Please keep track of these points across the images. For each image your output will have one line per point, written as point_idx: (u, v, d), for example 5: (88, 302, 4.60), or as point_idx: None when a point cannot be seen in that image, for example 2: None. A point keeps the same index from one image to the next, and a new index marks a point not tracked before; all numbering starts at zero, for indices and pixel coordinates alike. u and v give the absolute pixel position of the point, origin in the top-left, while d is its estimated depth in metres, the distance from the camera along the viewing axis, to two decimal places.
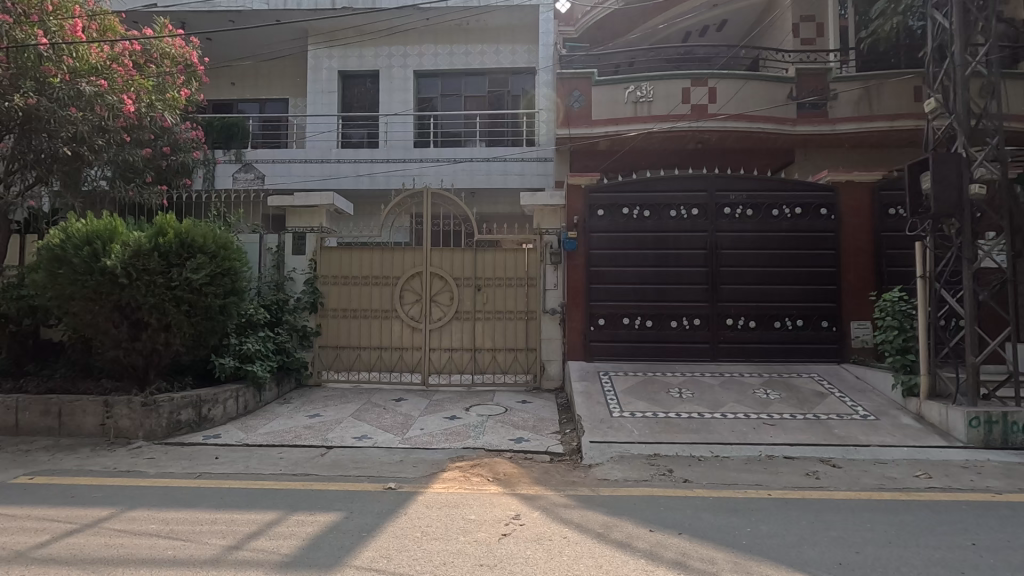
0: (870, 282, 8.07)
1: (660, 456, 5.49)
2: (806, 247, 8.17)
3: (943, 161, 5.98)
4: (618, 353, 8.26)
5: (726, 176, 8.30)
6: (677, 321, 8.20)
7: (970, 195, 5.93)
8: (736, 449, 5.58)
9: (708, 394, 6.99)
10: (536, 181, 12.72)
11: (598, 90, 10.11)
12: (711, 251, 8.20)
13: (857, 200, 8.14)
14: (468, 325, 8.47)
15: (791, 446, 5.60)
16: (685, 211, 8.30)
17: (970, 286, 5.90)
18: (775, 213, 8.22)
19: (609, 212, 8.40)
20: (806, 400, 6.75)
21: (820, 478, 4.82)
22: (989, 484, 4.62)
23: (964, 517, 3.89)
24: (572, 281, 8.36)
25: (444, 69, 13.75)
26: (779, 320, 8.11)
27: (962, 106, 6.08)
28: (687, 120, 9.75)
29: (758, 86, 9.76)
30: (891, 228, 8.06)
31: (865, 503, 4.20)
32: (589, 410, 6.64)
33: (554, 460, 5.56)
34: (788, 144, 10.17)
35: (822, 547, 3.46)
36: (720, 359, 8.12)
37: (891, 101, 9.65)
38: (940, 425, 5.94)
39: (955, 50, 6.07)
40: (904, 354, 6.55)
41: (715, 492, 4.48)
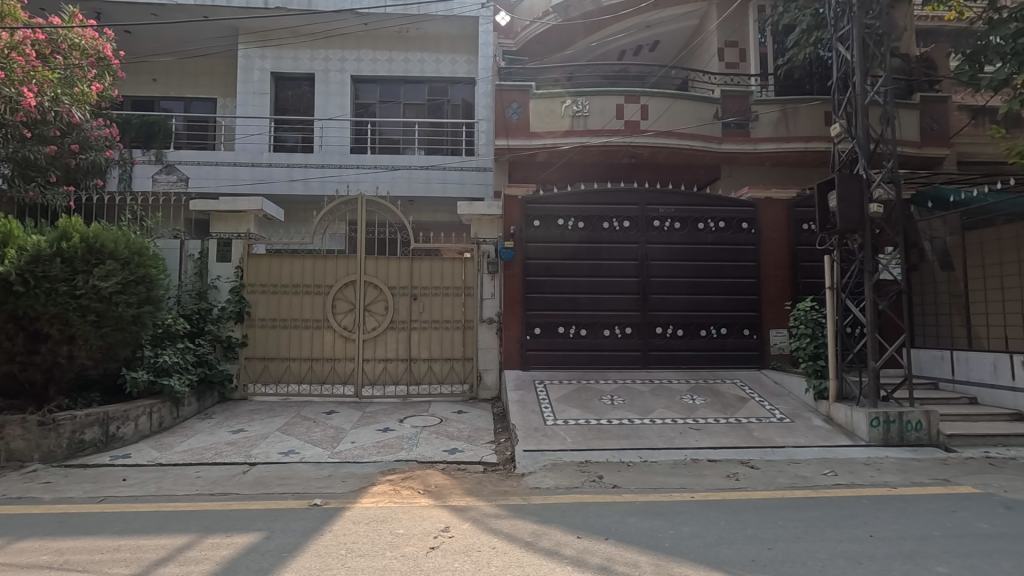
0: (787, 292, 8.60)
1: (592, 463, 5.60)
2: (729, 259, 8.61)
3: (847, 182, 6.50)
4: (554, 362, 8.35)
5: (656, 190, 8.63)
6: (610, 329, 8.42)
7: (871, 213, 6.46)
8: (663, 454, 5.79)
9: (638, 401, 7.20)
10: (475, 191, 12.77)
11: (536, 102, 10.28)
12: (643, 262, 8.50)
13: (775, 215, 8.69)
14: (404, 335, 8.36)
15: (714, 450, 5.86)
16: (617, 223, 8.56)
17: (872, 297, 6.41)
18: (701, 226, 8.63)
19: (545, 222, 8.52)
20: (729, 404, 7.10)
21: (739, 480, 5.06)
22: (886, 479, 5.02)
23: (864, 511, 4.20)
24: (508, 290, 8.37)
25: (383, 75, 13.60)
26: (704, 328, 8.50)
27: (863, 132, 6.62)
28: (621, 135, 10.09)
29: (687, 105, 10.22)
30: (804, 242, 8.66)
31: (779, 501, 4.45)
32: (524, 418, 6.69)
33: (487, 470, 5.55)
34: (714, 161, 10.72)
35: (737, 546, 3.64)
36: (651, 366, 8.40)
37: (805, 124, 10.39)
38: (846, 426, 6.41)
39: (857, 81, 6.62)
40: (815, 360, 7.01)
41: (642, 496, 4.61)
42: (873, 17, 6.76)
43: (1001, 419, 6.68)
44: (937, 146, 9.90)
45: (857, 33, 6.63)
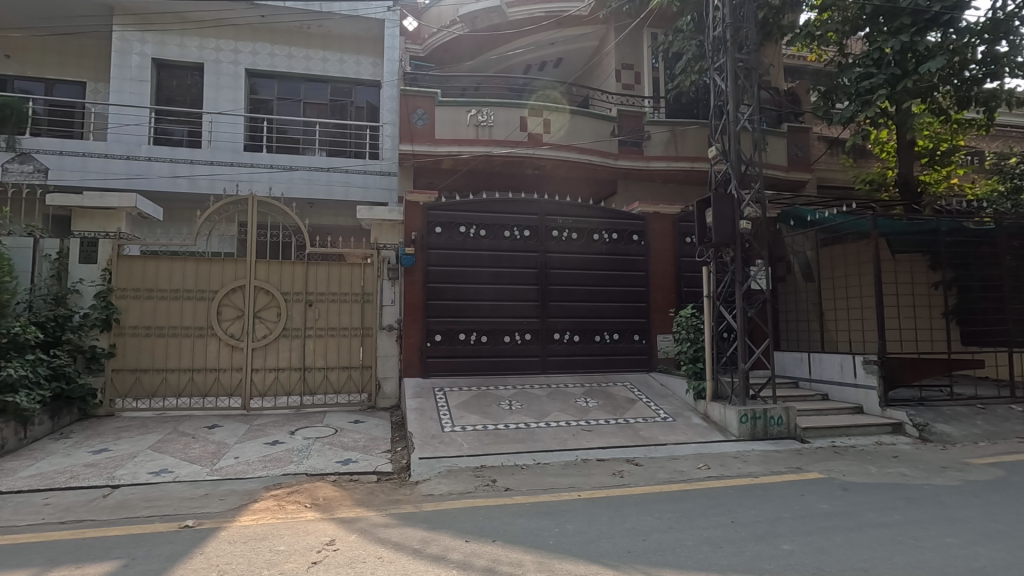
0: (673, 299, 9.26)
1: (486, 467, 5.68)
2: (621, 268, 9.13)
3: (721, 200, 7.15)
4: (455, 368, 8.38)
5: (555, 201, 8.96)
6: (510, 336, 8.60)
7: (741, 229, 7.15)
8: (556, 456, 6.01)
9: (535, 405, 7.41)
10: (379, 196, 12.50)
11: (441, 110, 10.31)
12: (542, 271, 8.77)
13: (662, 229, 9.33)
14: (298, 343, 8.00)
15: (603, 450, 6.17)
16: (518, 232, 8.77)
17: (742, 305, 7.07)
18: (596, 237, 9.07)
19: (447, 229, 8.54)
20: (619, 406, 7.50)
21: (624, 477, 5.36)
22: (750, 469, 5.56)
23: (728, 499, 4.62)
24: (410, 297, 8.30)
25: (281, 71, 12.96)
26: (599, 334, 8.92)
27: (735, 155, 7.32)
28: (524, 147, 10.35)
29: (587, 121, 10.72)
30: (687, 254, 9.37)
31: (657, 495, 4.77)
32: (422, 426, 6.65)
33: (381, 480, 5.44)
34: (611, 175, 11.32)
35: (615, 539, 3.85)
36: (549, 371, 8.67)
37: (692, 145, 11.27)
38: (720, 422, 7.01)
39: (731, 109, 7.30)
40: (695, 362, 7.61)
41: (532, 498, 4.75)
42: (745, 52, 7.49)
43: (846, 412, 7.63)
44: (801, 171, 11.13)
45: (731, 66, 7.32)
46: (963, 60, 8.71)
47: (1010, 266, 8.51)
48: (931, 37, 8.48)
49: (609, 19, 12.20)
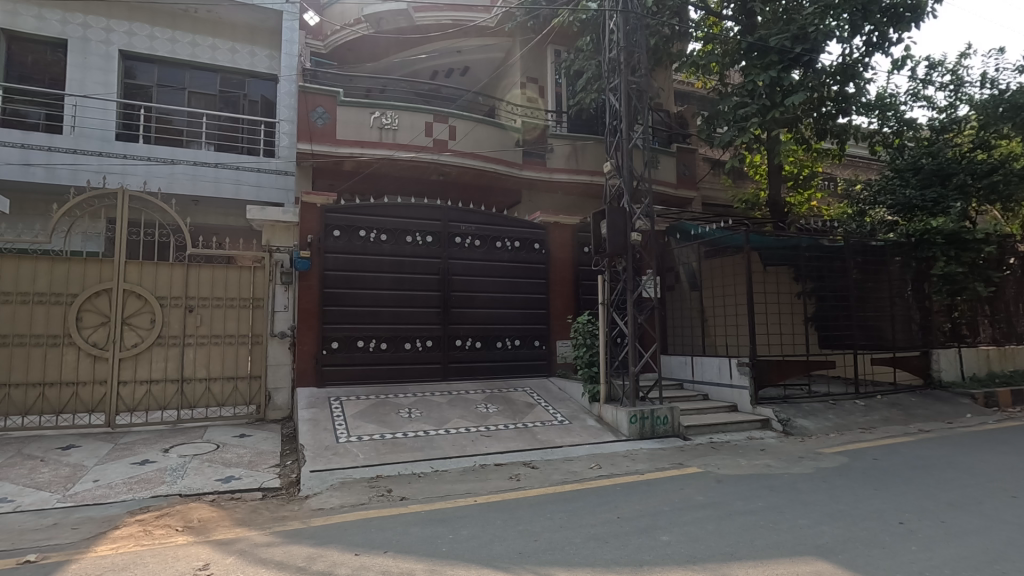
0: (571, 306, 9.61)
1: (382, 477, 5.53)
2: (523, 276, 9.33)
3: (614, 213, 7.54)
4: (352, 377, 8.09)
5: (458, 208, 8.98)
6: (411, 343, 8.47)
7: (632, 240, 7.59)
8: (454, 462, 6.00)
9: (435, 412, 7.36)
10: (274, 196, 11.76)
11: (344, 110, 9.99)
12: (444, 277, 8.75)
13: (562, 238, 9.67)
14: (175, 353, 7.38)
15: (501, 454, 6.27)
16: (420, 237, 8.69)
17: (632, 313, 7.49)
18: (499, 244, 9.20)
19: (345, 233, 8.26)
20: (518, 411, 7.64)
21: (520, 480, 5.46)
22: (637, 467, 5.90)
23: (617, 496, 4.87)
24: (304, 302, 7.92)
25: (162, 55, 11.88)
26: (500, 340, 9.04)
27: (628, 171, 7.77)
28: (428, 152, 10.28)
29: (491, 131, 10.88)
30: (585, 263, 9.78)
31: (550, 496, 4.92)
32: (314, 437, 6.35)
33: (267, 496, 5.12)
34: (516, 185, 11.56)
35: (508, 541, 3.91)
36: (451, 378, 8.64)
37: (591, 159, 11.79)
38: (612, 424, 7.38)
39: (624, 127, 7.75)
40: (591, 366, 7.95)
41: (427, 506, 4.69)
42: (637, 76, 7.97)
43: (722, 410, 8.32)
44: (688, 188, 12.04)
45: (624, 87, 7.78)
46: (820, 96, 9.91)
47: (856, 279, 9.75)
48: (795, 74, 9.54)
49: (515, 32, 12.42)
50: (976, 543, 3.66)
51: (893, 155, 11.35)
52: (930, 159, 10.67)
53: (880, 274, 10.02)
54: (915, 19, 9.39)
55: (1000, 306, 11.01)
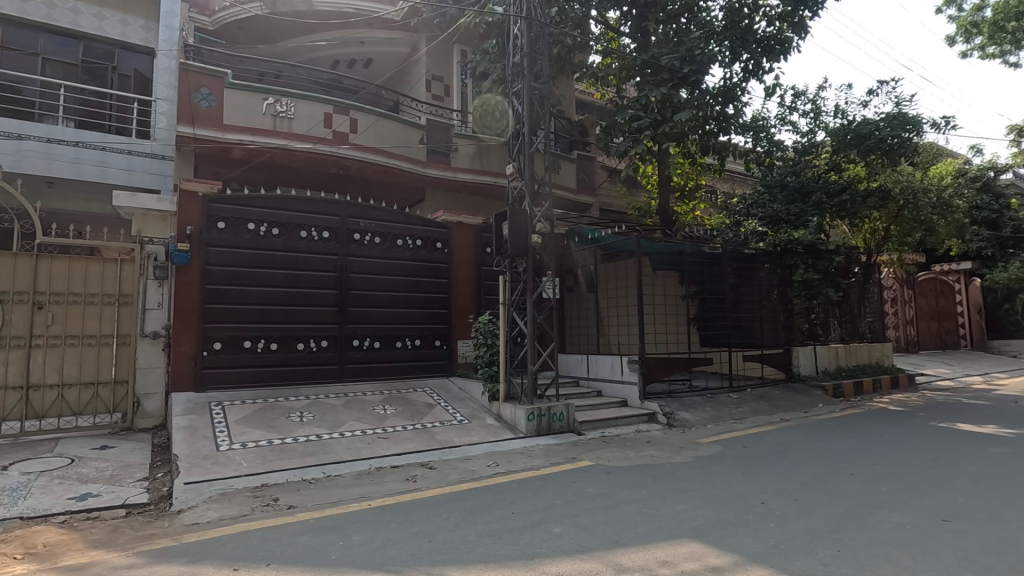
0: (472, 307, 9.65)
1: (268, 486, 5.21)
2: (424, 275, 9.22)
3: (516, 215, 7.70)
4: (237, 380, 7.52)
5: (357, 204, 8.69)
6: (304, 344, 8.06)
7: (532, 242, 7.78)
8: (348, 466, 5.80)
9: (329, 415, 7.06)
10: (148, 181, 10.69)
11: (232, 93, 9.28)
12: (341, 274, 8.42)
13: (465, 238, 9.68)
14: (20, 356, 6.49)
15: (397, 456, 6.15)
16: (316, 233, 8.29)
17: (531, 312, 7.67)
18: (399, 242, 9.02)
19: (231, 225, 7.68)
20: (417, 411, 7.56)
21: (417, 481, 5.40)
22: (532, 463, 6.06)
23: (511, 492, 4.98)
24: (181, 299, 7.26)
25: (8, 14, 10.28)
26: (400, 340, 8.87)
27: (529, 175, 7.96)
28: (327, 144, 9.83)
29: (394, 126, 10.63)
30: (487, 264, 9.87)
31: (446, 496, 4.90)
32: (191, 446, 5.83)
33: (132, 514, 4.62)
34: (420, 183, 11.39)
35: (401, 544, 3.84)
36: (347, 379, 8.32)
37: (495, 161, 11.93)
38: (510, 422, 7.52)
39: (526, 131, 7.92)
40: (490, 365, 8.04)
41: (317, 513, 4.49)
42: (539, 82, 8.18)
43: (614, 405, 8.78)
44: (587, 195, 12.58)
45: (527, 92, 7.94)
46: (704, 115, 10.75)
47: (731, 284, 10.76)
48: (683, 92, 10.20)
49: (421, 28, 12.40)
50: (821, 517, 4.17)
51: (764, 172, 12.58)
52: (793, 178, 12.03)
53: (752, 280, 11.09)
54: (783, 52, 10.48)
55: (846, 309, 12.63)
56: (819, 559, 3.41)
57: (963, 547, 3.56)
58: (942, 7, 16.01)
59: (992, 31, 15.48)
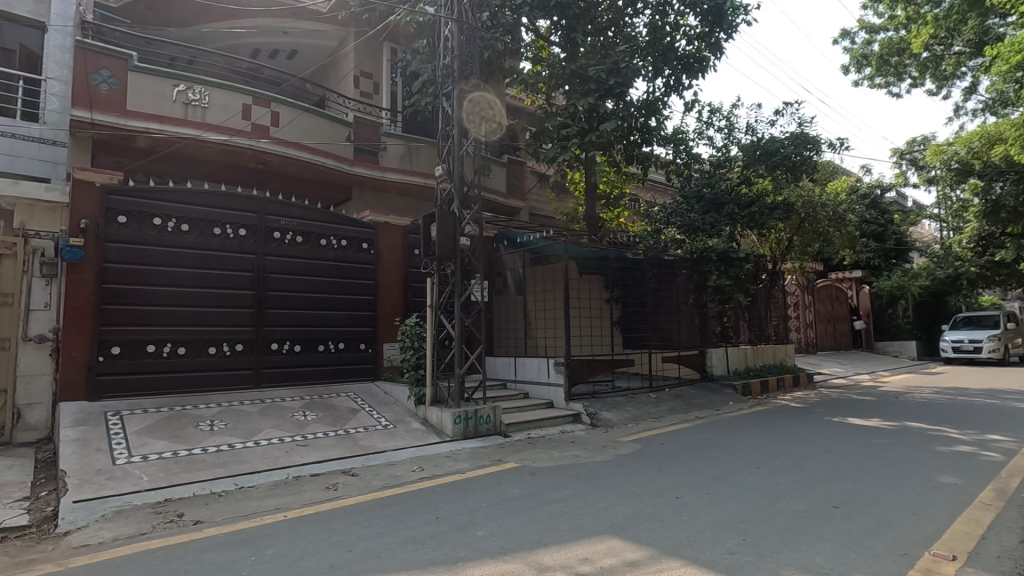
0: (399, 309, 9.48)
1: (171, 500, 4.84)
2: (349, 276, 8.95)
3: (444, 217, 7.65)
4: (138, 387, 6.95)
5: (278, 201, 8.30)
6: (216, 347, 7.58)
7: (460, 244, 7.75)
8: (263, 476, 5.51)
9: (243, 423, 6.67)
10: (34, 170, 8.59)
11: (137, 77, 8.58)
12: (259, 274, 8.00)
13: (392, 239, 9.48)
14: None
15: (317, 464, 5.92)
16: (231, 230, 7.84)
17: (458, 315, 7.65)
18: (323, 242, 8.71)
19: (134, 220, 7.11)
20: (339, 417, 7.31)
21: (337, 489, 5.22)
22: (458, 466, 6.04)
23: (436, 497, 4.93)
24: (73, 300, 6.60)
25: None
26: (322, 343, 8.56)
27: (459, 177, 7.94)
28: (245, 137, 9.31)
29: (319, 121, 10.26)
30: (415, 266, 9.73)
31: (369, 504, 4.78)
32: (82, 461, 5.32)
33: (8, 538, 4.14)
34: (346, 182, 11.04)
35: (319, 556, 3.70)
36: (264, 385, 7.91)
37: (425, 162, 11.79)
38: (436, 426, 7.46)
39: (456, 134, 7.90)
40: (417, 369, 7.93)
41: (227, 527, 4.22)
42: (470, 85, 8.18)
43: (540, 407, 8.92)
44: (516, 199, 12.72)
45: (457, 94, 7.93)
46: (629, 126, 11.15)
47: (652, 288, 11.26)
48: (609, 103, 10.57)
49: (349, 22, 12.06)
50: (729, 508, 4.44)
51: (682, 183, 13.26)
52: (709, 190, 12.77)
53: (671, 285, 11.67)
54: (701, 70, 11.11)
55: (755, 314, 13.57)
56: (726, 548, 3.63)
57: (850, 530, 3.93)
58: (838, 38, 17.63)
59: (880, 63, 17.22)
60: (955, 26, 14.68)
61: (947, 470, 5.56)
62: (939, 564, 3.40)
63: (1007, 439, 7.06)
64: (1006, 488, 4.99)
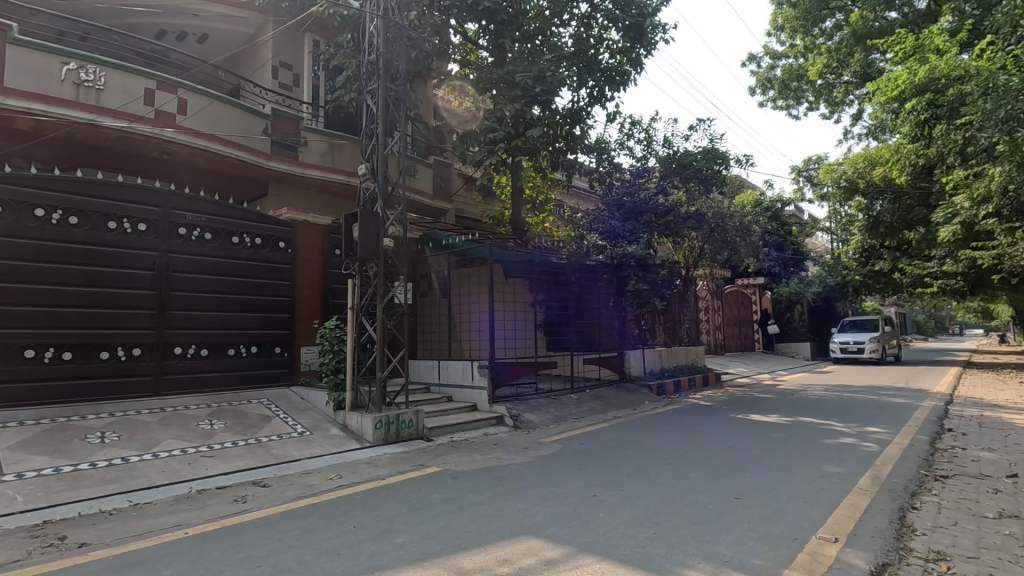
0: (318, 312, 9.13)
1: (51, 522, 4.37)
2: (264, 276, 8.51)
3: (367, 217, 7.46)
4: (12, 399, 6.19)
5: (184, 195, 7.76)
6: (109, 353, 6.93)
7: (383, 245, 7.58)
8: (162, 491, 5.11)
9: (139, 434, 6.15)
10: None
11: (18, 51, 7.65)
12: (160, 273, 7.43)
13: (312, 238, 9.11)
14: None
15: (224, 476, 5.57)
16: (129, 225, 7.23)
17: (381, 317, 7.47)
18: (235, 240, 8.24)
19: (11, 210, 6.36)
20: (250, 425, 6.92)
21: (247, 501, 4.94)
22: (378, 472, 5.91)
23: (354, 505, 4.79)
24: None
25: None
26: (233, 347, 8.08)
27: (383, 177, 7.77)
28: (148, 124, 8.59)
29: (233, 112, 9.72)
30: (336, 266, 9.42)
31: (282, 515, 4.56)
32: None
33: None
34: (262, 177, 10.48)
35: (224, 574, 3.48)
36: (165, 393, 7.32)
37: (348, 160, 11.47)
38: (356, 431, 7.25)
39: (381, 132, 7.73)
40: (337, 373, 7.68)
41: (117, 549, 3.88)
42: (395, 83, 8.04)
43: (464, 410, 8.92)
44: (442, 200, 12.66)
45: (382, 91, 7.76)
46: (554, 134, 11.43)
47: (575, 291, 11.62)
48: (535, 110, 10.78)
49: (267, 9, 11.47)
50: (642, 504, 4.65)
51: (604, 191, 13.75)
52: (628, 198, 13.31)
53: (592, 289, 12.13)
54: (622, 83, 11.55)
55: (669, 317, 14.33)
56: (639, 542, 3.80)
57: (749, 519, 4.23)
58: (746, 62, 19.04)
59: (781, 87, 18.79)
60: (844, 58, 16.26)
61: (833, 460, 6.14)
62: (823, 546, 3.74)
63: (881, 430, 7.90)
64: (880, 474, 5.59)
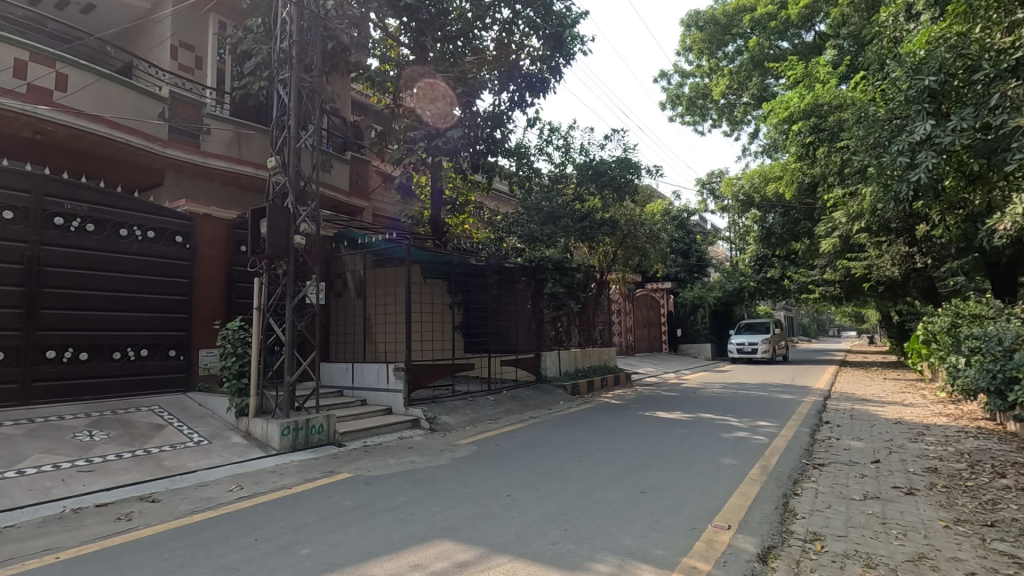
0: (220, 312, 8.53)
1: None
2: (157, 273, 7.81)
3: (276, 212, 7.07)
4: None
5: (61, 180, 6.96)
6: None
7: (294, 243, 7.21)
8: (28, 513, 4.54)
9: (1, 449, 5.43)
10: None
11: None
12: (30, 267, 6.61)
13: (214, 233, 8.50)
14: None
15: (106, 492, 5.05)
16: None
17: (290, 318, 7.10)
18: (123, 233, 7.50)
19: None
20: (138, 435, 6.33)
21: (132, 519, 4.51)
22: (284, 481, 5.61)
23: (257, 517, 4.52)
24: None
25: None
26: (118, 351, 7.36)
27: (293, 171, 7.42)
28: (20, 100, 7.53)
29: (122, 93, 8.87)
30: (241, 264, 8.85)
31: (173, 532, 4.21)
32: None
33: None
34: (157, 165, 9.62)
35: None
36: (33, 402, 6.53)
37: (256, 151, 10.85)
38: (261, 439, 6.86)
39: (293, 124, 7.38)
40: (240, 377, 7.21)
41: None
42: (309, 74, 7.70)
43: (378, 414, 8.71)
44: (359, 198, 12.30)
45: (294, 81, 7.40)
46: (477, 136, 11.23)
47: (494, 293, 11.70)
48: (456, 110, 10.74)
49: None
50: (555, 502, 4.76)
51: (524, 194, 13.98)
52: (547, 203, 13.73)
53: (510, 291, 12.28)
54: (542, 91, 11.81)
55: (584, 319, 14.80)
56: (550, 539, 3.89)
57: (654, 512, 4.46)
58: (657, 78, 20.13)
59: (689, 104, 20.04)
60: (743, 81, 17.66)
61: (728, 453, 6.62)
62: (718, 534, 4.03)
63: (770, 424, 8.65)
64: (769, 464, 6.11)
